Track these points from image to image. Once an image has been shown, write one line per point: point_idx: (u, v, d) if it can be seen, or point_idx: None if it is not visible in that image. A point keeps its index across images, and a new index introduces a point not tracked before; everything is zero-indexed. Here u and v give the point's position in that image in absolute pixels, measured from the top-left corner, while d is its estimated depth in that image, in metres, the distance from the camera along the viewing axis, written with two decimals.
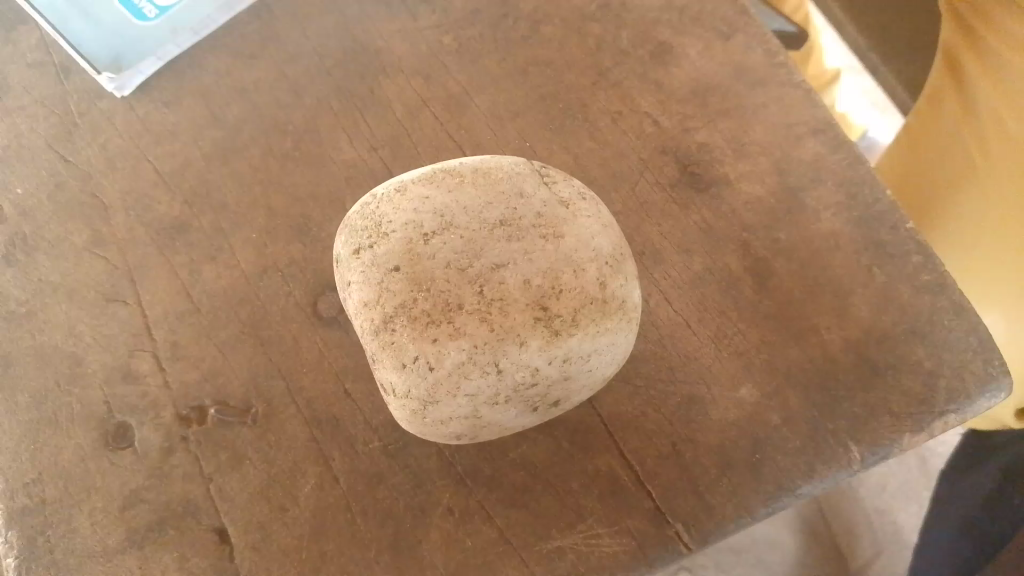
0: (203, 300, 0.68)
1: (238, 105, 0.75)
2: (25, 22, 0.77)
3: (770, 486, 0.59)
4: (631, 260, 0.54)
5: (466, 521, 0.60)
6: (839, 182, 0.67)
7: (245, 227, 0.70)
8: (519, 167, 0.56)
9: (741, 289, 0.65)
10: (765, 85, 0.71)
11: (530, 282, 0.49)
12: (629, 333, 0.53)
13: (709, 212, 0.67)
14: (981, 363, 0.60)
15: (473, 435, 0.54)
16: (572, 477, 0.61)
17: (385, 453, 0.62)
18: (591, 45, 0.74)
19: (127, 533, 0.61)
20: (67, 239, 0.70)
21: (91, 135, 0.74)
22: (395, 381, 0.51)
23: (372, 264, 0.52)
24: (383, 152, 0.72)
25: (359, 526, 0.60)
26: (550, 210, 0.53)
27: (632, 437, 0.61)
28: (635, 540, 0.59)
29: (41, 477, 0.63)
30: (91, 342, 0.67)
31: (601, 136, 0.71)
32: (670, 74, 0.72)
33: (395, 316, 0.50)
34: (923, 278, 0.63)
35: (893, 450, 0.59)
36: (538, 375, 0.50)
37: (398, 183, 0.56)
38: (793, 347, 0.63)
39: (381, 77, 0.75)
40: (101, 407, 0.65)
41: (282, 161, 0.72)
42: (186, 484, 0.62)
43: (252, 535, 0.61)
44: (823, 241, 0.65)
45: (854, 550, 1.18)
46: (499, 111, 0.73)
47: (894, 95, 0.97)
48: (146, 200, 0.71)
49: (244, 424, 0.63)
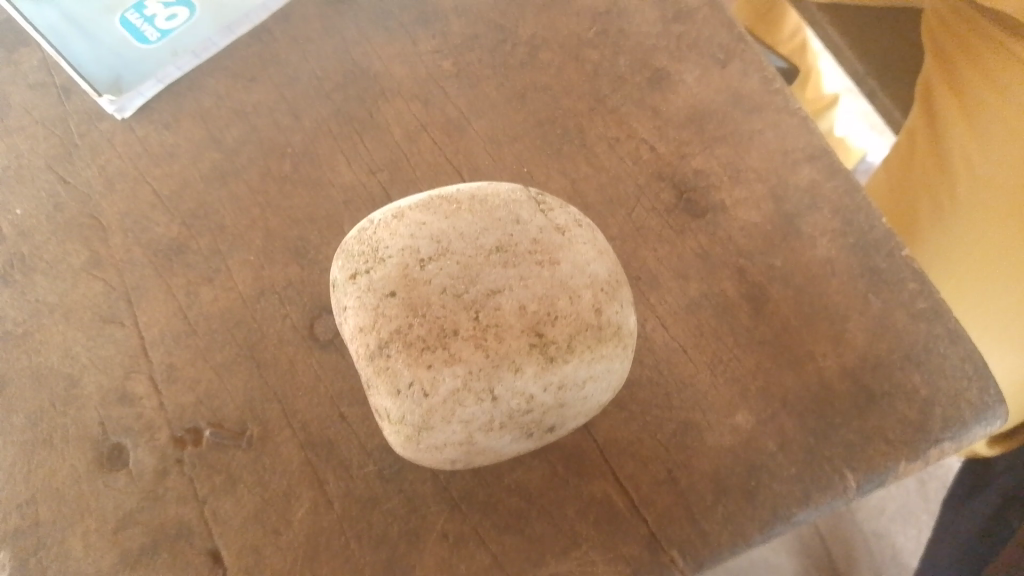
0: (200, 322, 0.68)
1: (238, 128, 0.75)
2: (27, 43, 0.78)
3: (766, 513, 0.59)
4: (627, 286, 0.55)
5: (461, 546, 0.60)
6: (834, 209, 0.67)
7: (243, 249, 0.70)
8: (516, 193, 0.56)
9: (736, 315, 0.65)
10: (761, 112, 0.71)
11: (526, 308, 0.50)
12: (624, 359, 0.53)
13: (705, 237, 0.68)
14: (977, 391, 0.60)
15: (467, 461, 0.54)
16: (568, 503, 0.61)
17: (381, 477, 0.62)
18: (589, 70, 0.75)
19: (120, 556, 0.61)
20: (65, 259, 0.70)
21: (90, 156, 0.74)
22: (390, 407, 0.51)
23: (368, 289, 0.52)
24: (382, 175, 0.73)
25: (353, 550, 0.60)
26: (547, 236, 0.53)
27: (628, 463, 0.61)
28: (630, 567, 0.59)
29: (35, 498, 0.63)
30: (87, 363, 0.67)
31: (598, 161, 0.72)
32: (667, 100, 0.73)
33: (390, 341, 0.50)
34: (918, 306, 0.63)
35: (889, 477, 0.59)
36: (533, 401, 0.50)
37: (395, 208, 0.56)
38: (788, 373, 0.63)
39: (380, 101, 0.75)
40: (96, 428, 0.65)
41: (281, 183, 0.73)
42: (180, 507, 0.62)
43: (246, 559, 0.60)
44: (819, 268, 0.66)
45: (853, 574, 1.17)
46: (497, 135, 0.74)
47: (890, 120, 0.98)
48: (144, 221, 0.72)
49: (239, 447, 0.63)
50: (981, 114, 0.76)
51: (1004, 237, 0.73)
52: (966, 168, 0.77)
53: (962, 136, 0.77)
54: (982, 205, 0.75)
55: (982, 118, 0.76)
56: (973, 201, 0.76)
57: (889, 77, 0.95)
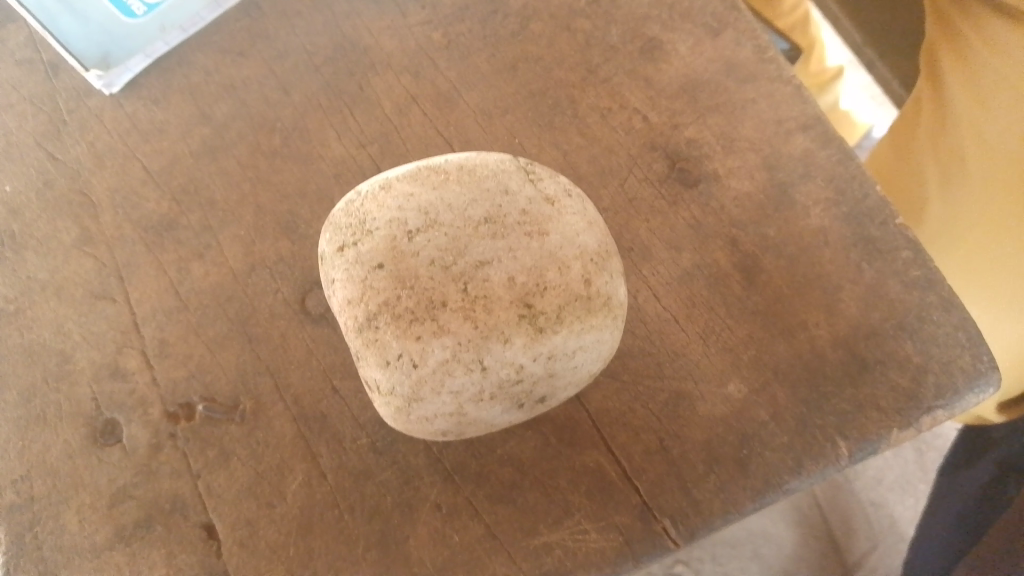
0: (191, 298, 0.68)
1: (227, 103, 0.75)
2: (14, 19, 0.77)
3: (757, 482, 0.59)
4: (617, 257, 0.54)
5: (454, 517, 0.60)
6: (828, 178, 0.67)
7: (233, 224, 0.70)
8: (504, 163, 0.55)
9: (729, 285, 0.65)
10: (755, 81, 0.71)
11: (515, 279, 0.49)
12: (614, 330, 0.53)
13: (697, 208, 0.68)
14: (970, 359, 0.60)
15: (459, 432, 0.55)
16: (561, 473, 0.61)
17: (374, 449, 0.62)
18: (580, 41, 0.74)
19: (115, 530, 0.61)
20: (56, 236, 0.70)
21: (80, 133, 0.74)
22: (379, 378, 0.51)
23: (356, 262, 0.52)
24: (373, 149, 0.72)
25: (347, 522, 0.60)
26: (535, 207, 0.53)
27: (620, 433, 0.62)
28: (622, 536, 0.59)
29: (30, 473, 0.63)
30: (79, 339, 0.67)
31: (590, 132, 0.71)
32: (659, 70, 0.72)
33: (378, 313, 0.50)
34: (912, 274, 0.63)
35: (881, 446, 0.59)
36: (523, 372, 0.50)
37: (383, 180, 0.56)
38: (780, 342, 0.63)
39: (370, 74, 0.75)
40: (89, 403, 0.65)
41: (270, 158, 0.72)
42: (174, 481, 0.62)
43: (240, 532, 0.61)
44: (812, 237, 0.65)
45: (851, 544, 1.18)
46: (488, 107, 0.73)
47: (888, 89, 0.97)
48: (134, 197, 0.71)
49: (232, 421, 0.64)
50: (987, 80, 0.74)
51: (1003, 200, 0.73)
52: (973, 136, 0.76)
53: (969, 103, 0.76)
54: (993, 172, 0.74)
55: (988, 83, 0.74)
56: (984, 167, 0.75)
57: (886, 46, 0.95)
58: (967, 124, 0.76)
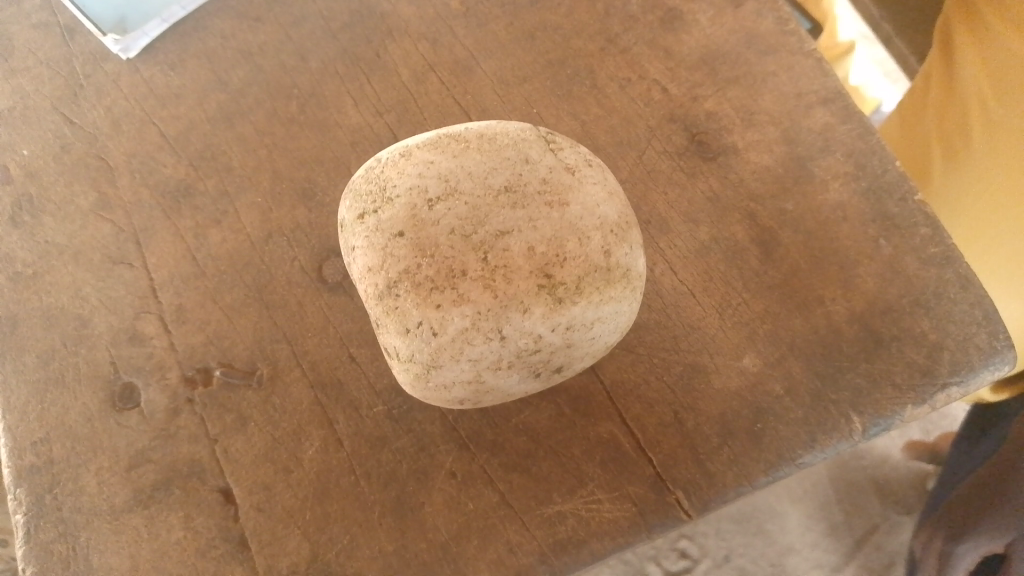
0: (208, 264, 0.68)
1: (244, 68, 0.74)
2: None
3: (771, 456, 0.59)
4: (636, 228, 0.54)
5: (469, 485, 0.61)
6: (848, 152, 0.67)
7: (250, 192, 0.70)
8: (525, 133, 0.55)
9: (746, 259, 0.65)
10: (776, 53, 0.70)
11: (535, 249, 0.49)
12: (632, 301, 0.53)
13: (717, 180, 0.67)
14: (986, 337, 0.60)
15: (476, 399, 0.55)
16: (575, 443, 0.62)
17: (390, 417, 0.63)
18: (600, 10, 0.74)
19: (134, 492, 0.62)
20: (73, 201, 0.70)
21: (97, 98, 0.73)
22: (399, 346, 0.52)
23: (376, 229, 0.52)
24: (389, 117, 0.72)
25: (363, 488, 0.61)
26: (556, 176, 0.52)
27: (634, 405, 0.62)
28: (636, 506, 0.60)
29: (50, 436, 0.63)
30: (97, 304, 0.67)
31: (609, 103, 0.71)
32: (680, 41, 0.72)
33: (399, 281, 0.50)
34: (930, 251, 0.63)
35: (895, 421, 0.59)
36: (541, 342, 0.50)
37: (403, 148, 0.55)
38: (796, 317, 0.63)
39: (387, 41, 0.74)
40: (108, 368, 0.65)
41: (287, 125, 0.72)
42: (191, 445, 0.63)
43: (257, 496, 0.61)
44: (831, 213, 0.65)
45: (855, 521, 1.18)
46: (506, 75, 0.72)
47: (907, 64, 0.97)
48: (151, 162, 0.71)
49: (249, 386, 0.64)
50: (994, 56, 0.74)
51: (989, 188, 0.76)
52: (975, 118, 0.76)
53: (978, 78, 0.76)
54: (995, 150, 0.74)
55: (997, 61, 0.74)
56: (975, 156, 0.77)
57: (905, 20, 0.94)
58: (960, 119, 0.79)
